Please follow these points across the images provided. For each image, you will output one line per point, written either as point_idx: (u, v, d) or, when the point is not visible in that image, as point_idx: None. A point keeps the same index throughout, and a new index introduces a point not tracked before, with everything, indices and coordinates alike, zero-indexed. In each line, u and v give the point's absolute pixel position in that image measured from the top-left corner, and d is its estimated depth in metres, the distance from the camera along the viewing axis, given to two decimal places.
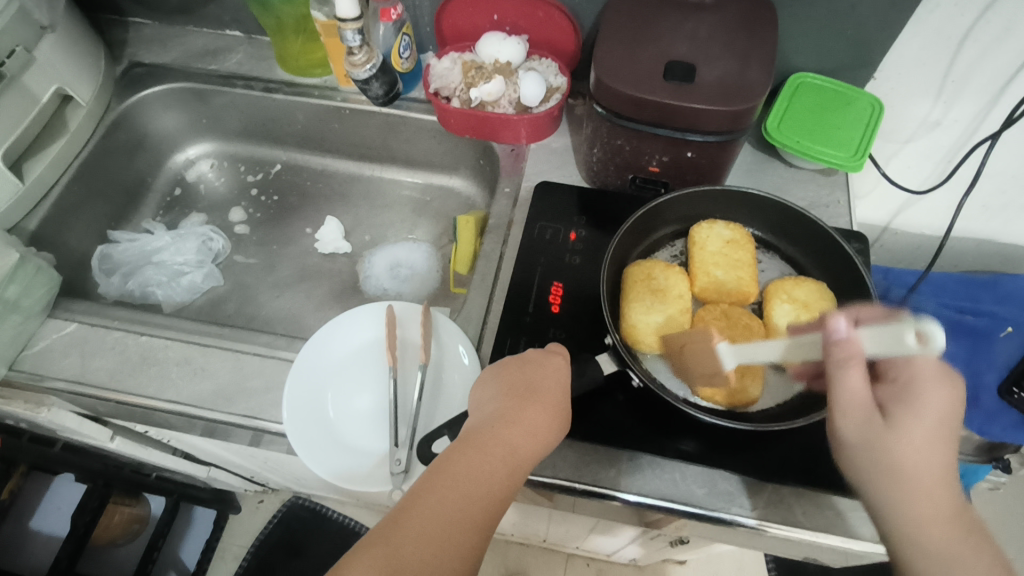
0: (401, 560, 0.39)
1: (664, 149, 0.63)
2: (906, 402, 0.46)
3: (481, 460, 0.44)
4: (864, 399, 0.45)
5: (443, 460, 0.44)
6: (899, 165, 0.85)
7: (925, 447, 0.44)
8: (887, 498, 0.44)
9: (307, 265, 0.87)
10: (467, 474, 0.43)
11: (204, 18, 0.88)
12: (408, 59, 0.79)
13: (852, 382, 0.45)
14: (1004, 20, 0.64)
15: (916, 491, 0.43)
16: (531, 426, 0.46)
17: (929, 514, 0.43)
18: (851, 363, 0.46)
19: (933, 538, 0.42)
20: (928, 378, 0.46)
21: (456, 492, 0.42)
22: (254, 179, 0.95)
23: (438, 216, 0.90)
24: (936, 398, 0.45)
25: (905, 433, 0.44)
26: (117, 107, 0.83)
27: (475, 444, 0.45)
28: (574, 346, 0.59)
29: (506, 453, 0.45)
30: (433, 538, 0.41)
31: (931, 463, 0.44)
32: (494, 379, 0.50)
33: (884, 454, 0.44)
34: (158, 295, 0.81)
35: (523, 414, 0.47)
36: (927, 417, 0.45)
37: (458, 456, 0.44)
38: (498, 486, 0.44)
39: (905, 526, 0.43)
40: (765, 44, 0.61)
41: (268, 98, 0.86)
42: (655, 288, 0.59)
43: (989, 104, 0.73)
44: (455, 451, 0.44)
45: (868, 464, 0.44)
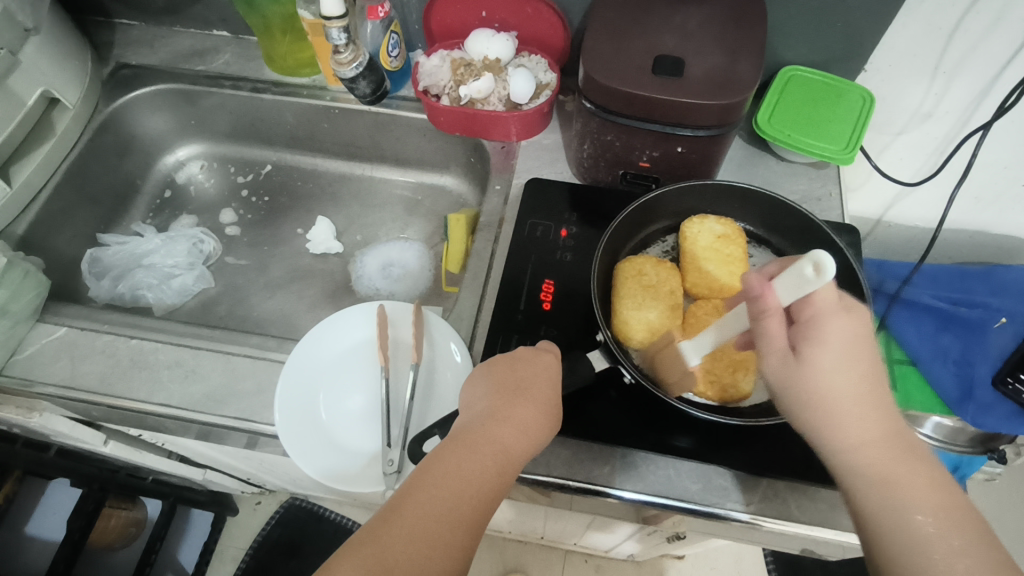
0: (389, 560, 0.39)
1: (654, 144, 0.63)
2: (815, 336, 0.45)
3: (469, 458, 0.44)
4: (779, 343, 0.45)
5: (431, 459, 0.44)
6: (890, 157, 0.85)
7: (839, 374, 0.45)
8: (814, 430, 0.45)
9: (299, 266, 0.86)
10: (456, 472, 0.43)
11: (191, 18, 0.88)
12: (397, 57, 0.78)
13: (772, 333, 0.45)
14: (994, 10, 0.64)
15: (844, 416, 0.44)
16: (522, 423, 0.46)
17: (865, 436, 0.44)
18: (767, 315, 0.45)
19: (861, 454, 0.44)
20: (831, 308, 0.45)
21: (444, 490, 0.42)
22: (245, 180, 0.94)
23: (430, 215, 0.90)
24: (838, 329, 0.45)
25: (815, 366, 0.45)
26: (104, 109, 0.83)
27: (464, 442, 0.44)
28: (566, 343, 0.59)
29: (497, 451, 0.44)
30: (423, 536, 0.40)
31: (848, 388, 0.44)
32: (484, 377, 0.50)
33: (803, 394, 0.45)
34: (149, 298, 0.81)
35: (513, 412, 0.46)
36: (835, 342, 0.45)
37: (447, 454, 0.44)
38: (488, 484, 0.44)
39: (841, 455, 0.44)
40: (754, 37, 0.61)
41: (257, 99, 0.85)
42: (646, 284, 0.59)
43: (980, 96, 0.72)
44: (444, 449, 0.44)
45: (790, 401, 0.46)
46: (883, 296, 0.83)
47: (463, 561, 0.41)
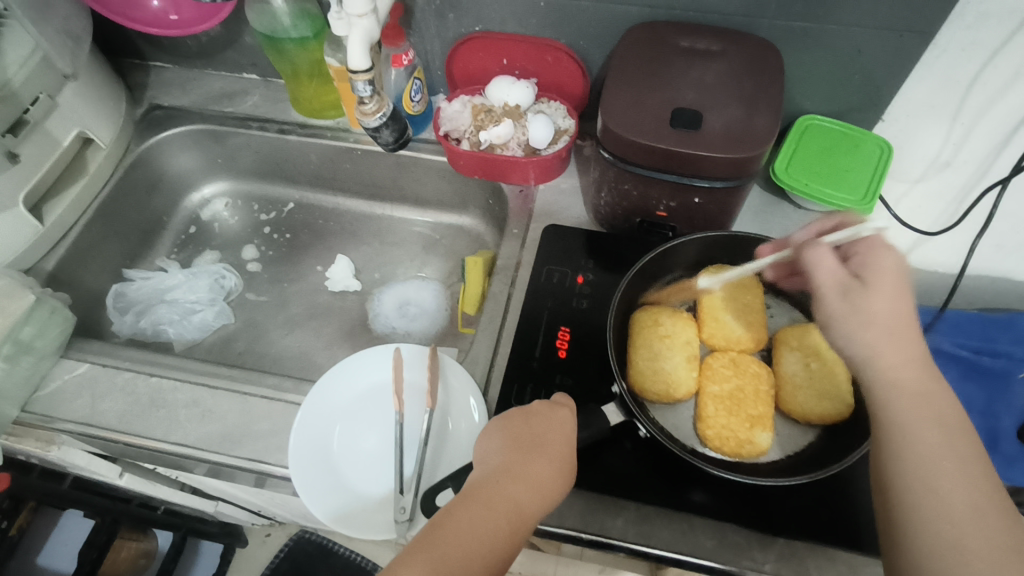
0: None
1: (671, 194, 0.63)
2: (871, 266, 0.48)
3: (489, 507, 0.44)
4: (835, 267, 0.48)
5: (449, 509, 0.44)
6: (909, 206, 0.84)
7: (894, 303, 0.46)
8: (859, 346, 0.45)
9: (317, 303, 0.87)
10: (471, 529, 0.43)
11: (223, 62, 0.91)
12: (419, 102, 0.80)
13: (824, 257, 0.49)
14: (1012, 66, 0.64)
15: (887, 339, 0.45)
16: (536, 483, 0.46)
17: (901, 362, 0.44)
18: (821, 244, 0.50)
19: (895, 378, 0.44)
20: (880, 245, 0.48)
21: (469, 532, 0.42)
22: (267, 218, 0.96)
23: (447, 254, 0.91)
24: (891, 260, 0.47)
25: (878, 291, 0.46)
26: (135, 148, 0.85)
27: (481, 495, 0.45)
28: (581, 392, 0.59)
29: (510, 508, 0.44)
30: None
31: (902, 318, 0.45)
32: (499, 432, 0.50)
33: (865, 313, 0.45)
34: (169, 333, 0.82)
35: (528, 469, 0.46)
36: (890, 278, 0.47)
37: (465, 506, 0.44)
38: (503, 537, 0.43)
39: (880, 376, 0.45)
40: (771, 92, 0.62)
41: (282, 140, 0.88)
42: (663, 335, 0.58)
43: (1000, 146, 0.72)
44: (458, 504, 0.44)
45: (847, 322, 0.46)
46: None
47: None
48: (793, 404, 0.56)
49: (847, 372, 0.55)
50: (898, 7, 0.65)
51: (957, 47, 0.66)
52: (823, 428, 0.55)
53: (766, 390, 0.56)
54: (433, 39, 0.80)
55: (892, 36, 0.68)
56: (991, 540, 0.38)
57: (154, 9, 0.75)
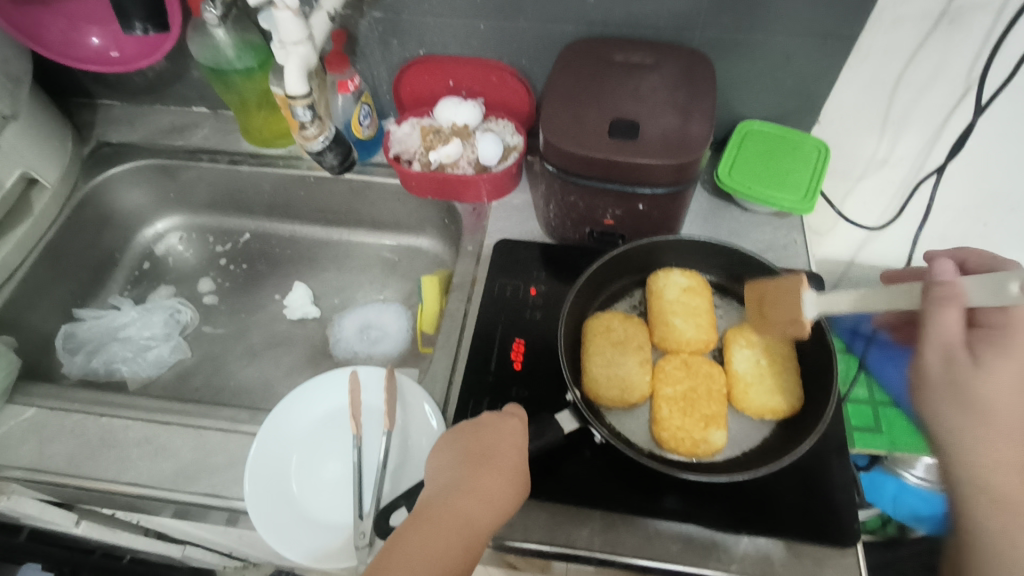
0: None
1: (616, 203, 0.64)
2: (1000, 346, 0.45)
3: (440, 529, 0.43)
4: (957, 337, 0.44)
5: (399, 532, 0.43)
6: (854, 204, 0.91)
7: (1011, 387, 0.44)
8: (955, 428, 0.45)
9: (275, 332, 0.86)
10: (419, 548, 0.42)
11: (171, 97, 0.91)
12: (369, 126, 0.82)
13: (947, 321, 0.44)
14: (931, 65, 0.71)
15: (996, 424, 0.44)
16: (486, 495, 0.46)
17: (1000, 445, 0.45)
18: (950, 303, 0.44)
19: (993, 466, 0.45)
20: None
21: (419, 555, 0.42)
22: (223, 249, 0.95)
23: (407, 275, 0.91)
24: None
25: (988, 374, 0.45)
26: (83, 186, 0.85)
27: (433, 513, 0.44)
28: (537, 403, 0.59)
29: (459, 524, 0.44)
30: None
31: (1018, 398, 0.44)
32: (448, 449, 0.50)
33: (967, 398, 0.45)
34: (123, 372, 0.80)
35: (477, 482, 0.46)
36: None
37: (415, 528, 0.43)
38: (454, 557, 0.42)
39: (971, 458, 0.45)
40: (705, 99, 0.64)
41: (234, 170, 0.88)
42: (614, 341, 0.59)
43: (930, 141, 0.80)
44: (409, 525, 0.44)
45: (941, 396, 0.46)
46: None
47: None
48: (746, 402, 0.56)
49: (792, 367, 0.56)
50: (820, 16, 0.67)
51: (879, 50, 0.70)
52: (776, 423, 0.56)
53: (719, 390, 0.56)
54: (379, 65, 0.81)
55: (817, 42, 0.70)
56: None
57: (95, 45, 0.75)
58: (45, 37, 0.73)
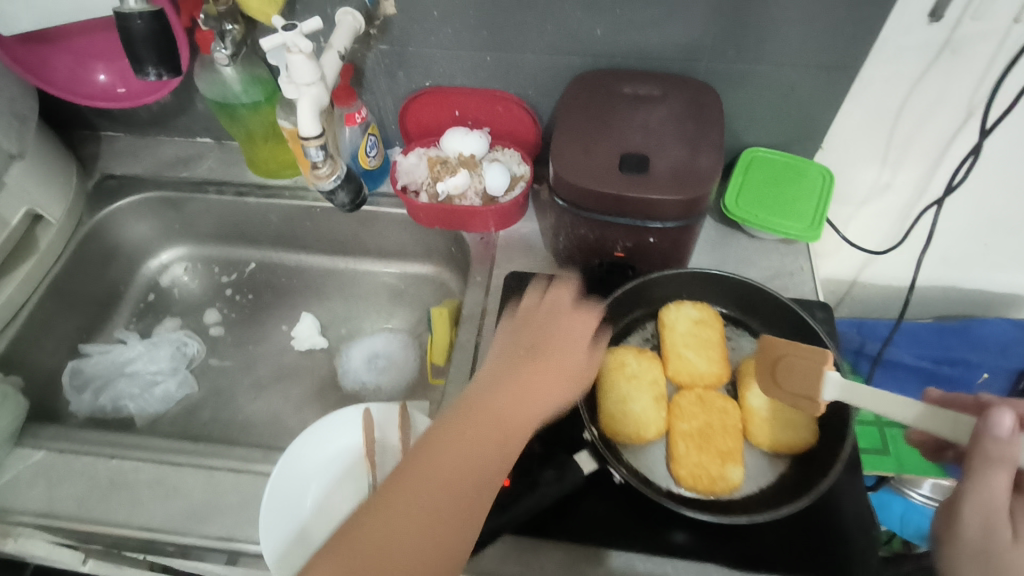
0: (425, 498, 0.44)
1: (627, 236, 0.64)
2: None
3: (481, 433, 0.48)
4: (1002, 505, 0.37)
5: (441, 429, 0.48)
6: (857, 227, 0.92)
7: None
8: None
9: (283, 364, 0.86)
10: (480, 426, 0.48)
11: (176, 128, 0.91)
12: (375, 157, 0.83)
13: (998, 485, 0.37)
14: (934, 93, 0.72)
15: None
16: (537, 372, 0.52)
17: None
18: (1003, 465, 0.37)
19: None
20: None
21: (460, 456, 0.46)
22: (229, 279, 0.94)
23: (414, 304, 0.91)
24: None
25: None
26: (89, 220, 0.84)
27: (472, 408, 0.49)
28: (554, 438, 0.58)
29: (514, 415, 0.49)
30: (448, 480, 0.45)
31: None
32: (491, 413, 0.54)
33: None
34: (130, 408, 0.79)
35: (536, 370, 0.53)
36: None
37: (457, 423, 0.48)
38: (492, 469, 0.47)
39: None
40: (713, 131, 0.64)
41: (240, 202, 0.88)
42: (628, 376, 0.59)
43: (932, 166, 0.81)
44: (452, 419, 0.49)
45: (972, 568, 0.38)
46: (866, 358, 0.94)
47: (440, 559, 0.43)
48: (762, 438, 0.56)
49: None
50: (824, 47, 0.68)
51: (883, 79, 0.71)
52: (792, 457, 0.56)
53: (734, 426, 0.56)
54: (385, 96, 0.81)
55: (821, 73, 0.71)
56: None
57: (102, 82, 0.75)
58: (51, 75, 0.72)
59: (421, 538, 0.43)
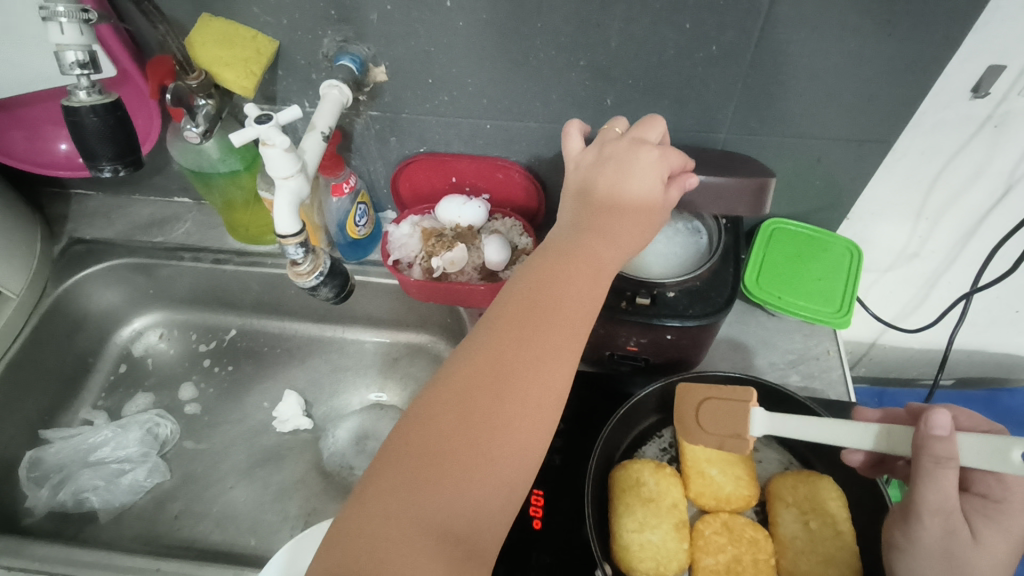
0: (482, 420, 0.40)
1: (641, 332, 0.58)
2: (993, 521, 0.43)
3: (547, 353, 0.43)
4: (953, 503, 0.41)
5: (499, 344, 0.43)
6: (880, 294, 0.86)
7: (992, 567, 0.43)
8: None
9: (264, 446, 0.79)
10: (541, 336, 0.43)
11: (151, 187, 0.85)
12: (365, 226, 0.76)
13: (944, 486, 0.40)
14: (970, 165, 0.66)
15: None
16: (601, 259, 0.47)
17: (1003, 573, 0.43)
18: (948, 465, 0.39)
19: None
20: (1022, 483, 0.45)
21: (526, 380, 0.42)
22: (207, 348, 0.87)
23: (407, 376, 0.85)
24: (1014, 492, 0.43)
25: (982, 550, 0.42)
26: (53, 291, 0.78)
27: (530, 308, 0.44)
28: (563, 573, 0.51)
29: (571, 316, 0.45)
30: (504, 394, 0.41)
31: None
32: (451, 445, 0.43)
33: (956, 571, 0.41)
34: (94, 502, 0.72)
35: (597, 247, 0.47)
36: (1017, 532, 0.44)
37: (517, 327, 0.44)
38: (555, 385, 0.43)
39: None
40: (731, 219, 0.59)
41: (219, 270, 0.81)
42: (645, 497, 0.52)
43: (965, 236, 0.75)
44: (506, 314, 0.44)
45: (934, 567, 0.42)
46: None
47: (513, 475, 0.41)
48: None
49: (849, 533, 0.50)
50: (855, 120, 0.62)
51: (916, 151, 0.66)
52: None
53: (766, 562, 0.50)
54: (376, 160, 0.75)
55: (850, 146, 0.65)
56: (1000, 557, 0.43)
57: (64, 151, 0.69)
58: (10, 146, 0.67)
59: (491, 458, 0.40)
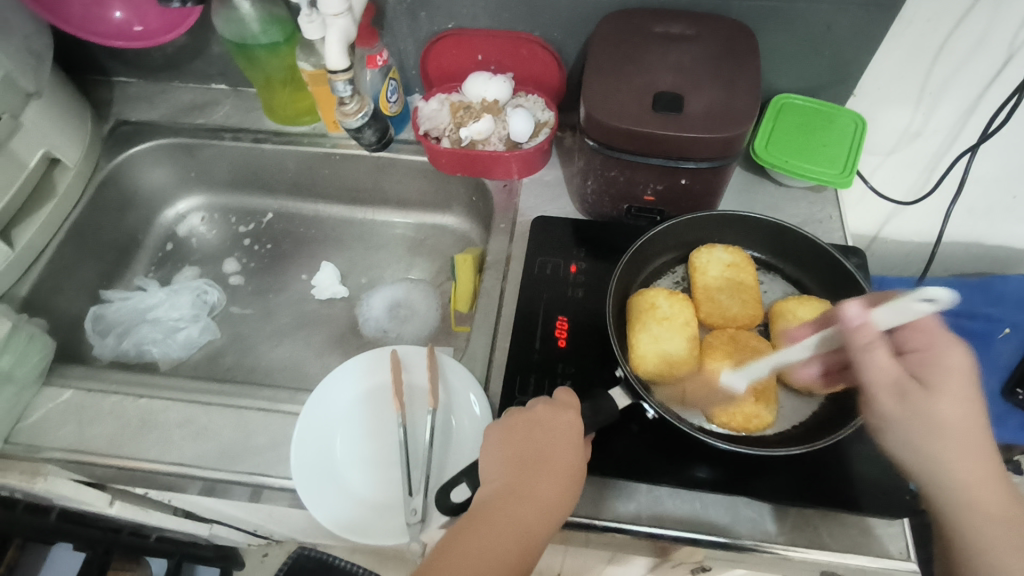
0: (495, 546, 0.45)
1: (658, 178, 0.63)
2: (939, 379, 0.46)
3: (547, 478, 0.47)
4: (895, 370, 0.47)
5: (502, 502, 0.46)
6: (884, 175, 0.89)
7: (966, 406, 0.45)
8: (932, 464, 0.45)
9: (304, 312, 0.86)
10: (541, 490, 0.47)
11: (190, 72, 0.89)
12: (396, 103, 0.80)
13: (879, 360, 0.47)
14: (974, 33, 0.70)
15: (963, 455, 0.45)
16: (574, 436, 0.49)
17: (980, 475, 0.45)
18: (875, 344, 0.47)
19: (978, 490, 0.45)
20: (944, 343, 0.48)
21: (529, 509, 0.46)
22: (247, 230, 0.94)
23: (434, 254, 0.90)
24: (958, 359, 0.46)
25: (942, 395, 0.45)
26: (105, 166, 0.83)
27: (526, 463, 0.48)
28: (585, 380, 0.59)
29: (564, 473, 0.48)
30: (515, 539, 0.45)
31: (972, 420, 0.45)
32: (494, 443, 0.50)
33: (923, 426, 0.45)
34: (154, 353, 0.79)
35: (569, 426, 0.49)
36: (974, 403, 0.45)
37: (517, 484, 0.47)
38: (557, 489, 0.47)
39: (956, 494, 0.45)
40: (748, 70, 0.62)
41: (257, 149, 0.86)
42: (661, 317, 0.59)
43: (966, 113, 0.78)
44: (500, 484, 0.47)
45: (914, 434, 0.45)
46: None
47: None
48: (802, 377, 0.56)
49: None
50: None
51: (923, 18, 0.69)
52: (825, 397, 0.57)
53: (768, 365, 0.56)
54: (406, 39, 0.79)
55: (858, 13, 0.68)
56: (969, 432, 0.45)
57: (117, 19, 0.74)
58: (67, 13, 0.73)
59: (503, 537, 0.45)
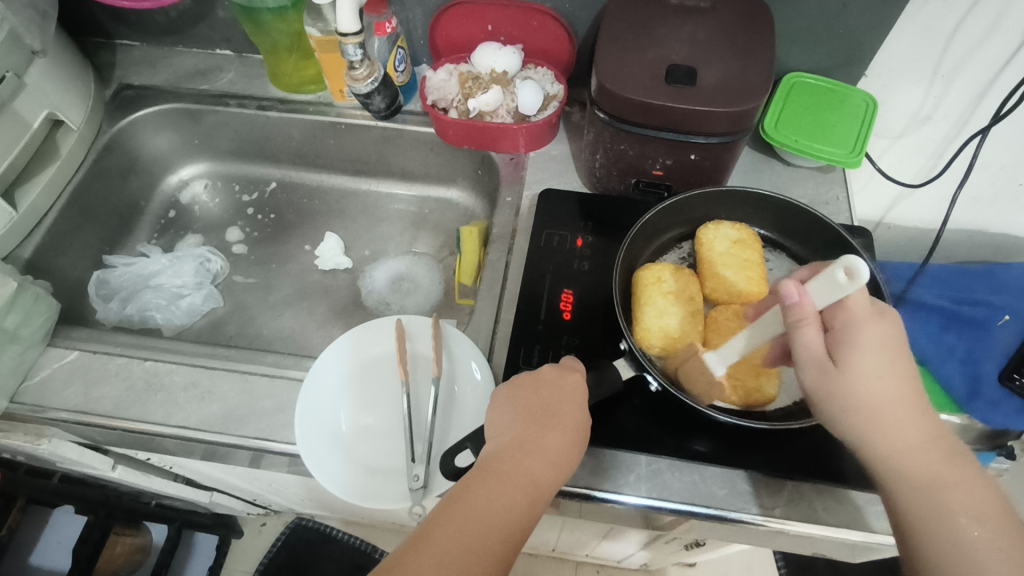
0: (505, 495, 0.45)
1: (668, 152, 0.63)
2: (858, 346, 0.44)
3: (555, 431, 0.48)
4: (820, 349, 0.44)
5: (512, 454, 0.47)
6: (892, 159, 0.88)
7: (883, 379, 0.44)
8: (862, 438, 0.44)
9: (307, 282, 0.86)
10: (549, 442, 0.48)
11: (194, 37, 0.88)
12: (403, 72, 0.79)
13: (809, 340, 0.43)
14: (992, 15, 0.66)
15: (883, 422, 0.44)
16: (579, 394, 0.51)
17: (911, 439, 0.44)
18: (807, 321, 0.43)
19: (910, 458, 0.44)
20: (865, 314, 0.45)
21: (538, 458, 0.47)
22: (250, 199, 0.93)
23: (437, 227, 0.90)
24: (871, 333, 0.44)
25: (855, 371, 0.44)
26: (108, 130, 0.82)
27: (536, 417, 0.49)
28: (590, 352, 0.59)
29: (572, 427, 0.49)
30: (524, 489, 0.45)
31: (893, 391, 0.44)
32: (506, 398, 0.51)
33: (843, 400, 0.44)
34: (157, 319, 0.80)
35: (573, 385, 0.51)
36: (889, 373, 0.44)
37: (526, 435, 0.48)
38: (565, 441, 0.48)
39: (890, 467, 0.44)
40: (762, 45, 0.61)
41: (262, 116, 0.85)
42: (666, 291, 0.59)
43: (978, 97, 0.74)
44: (508, 436, 0.48)
45: (834, 408, 0.44)
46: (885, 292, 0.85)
47: (510, 560, 0.44)
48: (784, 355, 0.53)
49: None
50: None
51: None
52: None
53: None
54: (415, 7, 0.78)
55: None
56: (889, 395, 0.44)
57: None
58: None
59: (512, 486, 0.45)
